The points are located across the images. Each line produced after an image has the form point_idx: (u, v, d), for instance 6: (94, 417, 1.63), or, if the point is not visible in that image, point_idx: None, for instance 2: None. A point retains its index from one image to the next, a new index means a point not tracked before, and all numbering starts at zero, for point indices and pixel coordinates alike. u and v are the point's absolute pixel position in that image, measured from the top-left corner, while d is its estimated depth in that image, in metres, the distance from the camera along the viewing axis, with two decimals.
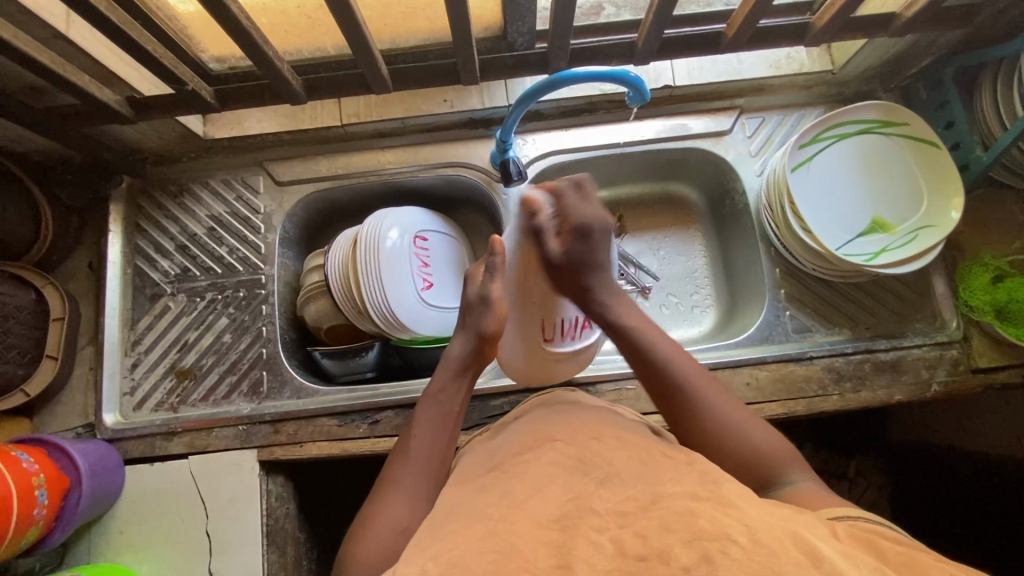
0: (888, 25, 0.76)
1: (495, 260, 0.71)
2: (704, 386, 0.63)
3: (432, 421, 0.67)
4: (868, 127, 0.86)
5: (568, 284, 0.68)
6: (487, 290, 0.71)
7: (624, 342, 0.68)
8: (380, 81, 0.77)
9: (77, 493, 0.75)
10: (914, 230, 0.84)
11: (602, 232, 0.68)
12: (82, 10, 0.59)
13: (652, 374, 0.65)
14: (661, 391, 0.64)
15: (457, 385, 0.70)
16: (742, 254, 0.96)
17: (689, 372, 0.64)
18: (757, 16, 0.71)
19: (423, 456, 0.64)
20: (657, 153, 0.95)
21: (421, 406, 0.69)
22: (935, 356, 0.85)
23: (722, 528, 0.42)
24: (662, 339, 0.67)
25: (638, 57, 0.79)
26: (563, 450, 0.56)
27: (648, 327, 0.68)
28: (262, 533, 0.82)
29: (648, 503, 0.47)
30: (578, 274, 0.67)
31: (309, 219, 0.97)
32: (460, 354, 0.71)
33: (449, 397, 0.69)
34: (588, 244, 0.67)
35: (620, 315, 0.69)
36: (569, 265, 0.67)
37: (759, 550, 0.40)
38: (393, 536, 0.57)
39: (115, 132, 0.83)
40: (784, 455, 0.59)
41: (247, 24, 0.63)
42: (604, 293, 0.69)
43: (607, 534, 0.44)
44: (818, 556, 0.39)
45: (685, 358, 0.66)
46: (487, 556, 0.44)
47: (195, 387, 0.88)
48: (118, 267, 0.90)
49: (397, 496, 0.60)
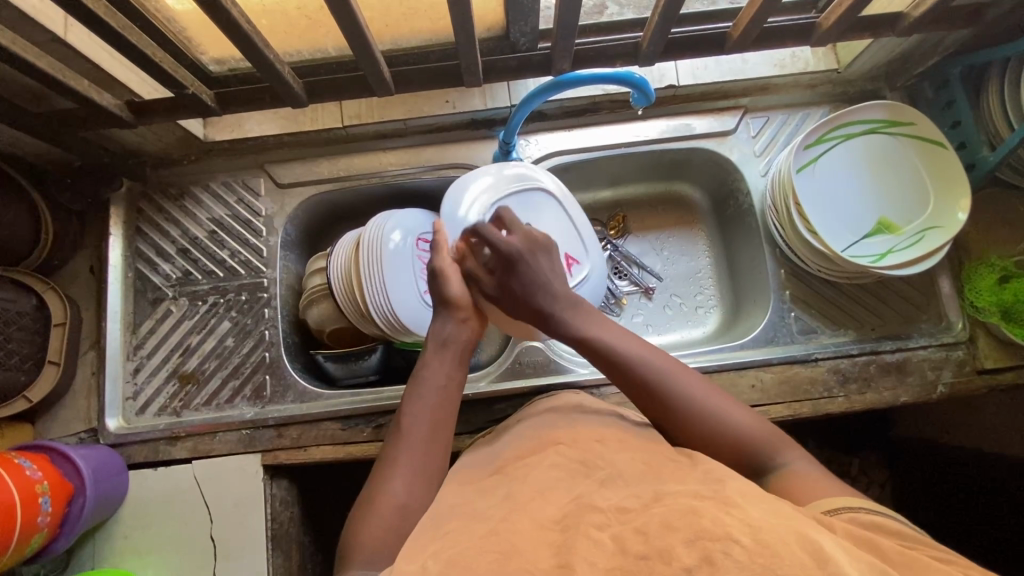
0: (896, 24, 0.75)
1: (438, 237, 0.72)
2: (681, 380, 0.61)
3: (423, 395, 0.63)
4: (874, 127, 0.86)
5: (519, 307, 0.70)
6: (434, 263, 0.71)
7: (591, 348, 0.65)
8: (383, 85, 0.77)
9: (81, 498, 0.75)
10: (921, 231, 0.84)
11: (529, 253, 0.70)
12: (83, 17, 0.59)
13: (627, 377, 0.62)
14: (637, 393, 0.62)
15: (441, 357, 0.67)
16: (746, 255, 0.96)
17: (662, 368, 0.62)
18: (763, 17, 0.70)
19: (417, 432, 0.61)
20: (662, 153, 0.94)
21: (410, 384, 0.65)
22: (941, 357, 0.84)
23: (725, 527, 0.40)
24: (629, 340, 0.65)
25: (641, 59, 0.78)
26: (565, 453, 0.56)
27: (617, 330, 0.67)
28: (267, 537, 0.82)
29: (648, 501, 0.46)
30: (527, 297, 0.69)
31: (310, 221, 0.96)
32: (441, 329, 0.68)
33: (435, 370, 0.65)
34: (515, 271, 0.69)
35: (580, 326, 0.67)
36: (506, 290, 0.70)
37: (762, 551, 0.38)
38: (392, 517, 0.55)
39: (115, 135, 0.82)
40: (769, 439, 0.58)
41: (248, 29, 0.62)
42: (560, 304, 0.68)
43: (608, 532, 0.43)
44: (824, 558, 0.37)
45: (658, 353, 0.64)
46: (489, 555, 0.43)
47: (197, 392, 0.88)
48: (119, 271, 0.90)
49: (397, 473, 0.58)
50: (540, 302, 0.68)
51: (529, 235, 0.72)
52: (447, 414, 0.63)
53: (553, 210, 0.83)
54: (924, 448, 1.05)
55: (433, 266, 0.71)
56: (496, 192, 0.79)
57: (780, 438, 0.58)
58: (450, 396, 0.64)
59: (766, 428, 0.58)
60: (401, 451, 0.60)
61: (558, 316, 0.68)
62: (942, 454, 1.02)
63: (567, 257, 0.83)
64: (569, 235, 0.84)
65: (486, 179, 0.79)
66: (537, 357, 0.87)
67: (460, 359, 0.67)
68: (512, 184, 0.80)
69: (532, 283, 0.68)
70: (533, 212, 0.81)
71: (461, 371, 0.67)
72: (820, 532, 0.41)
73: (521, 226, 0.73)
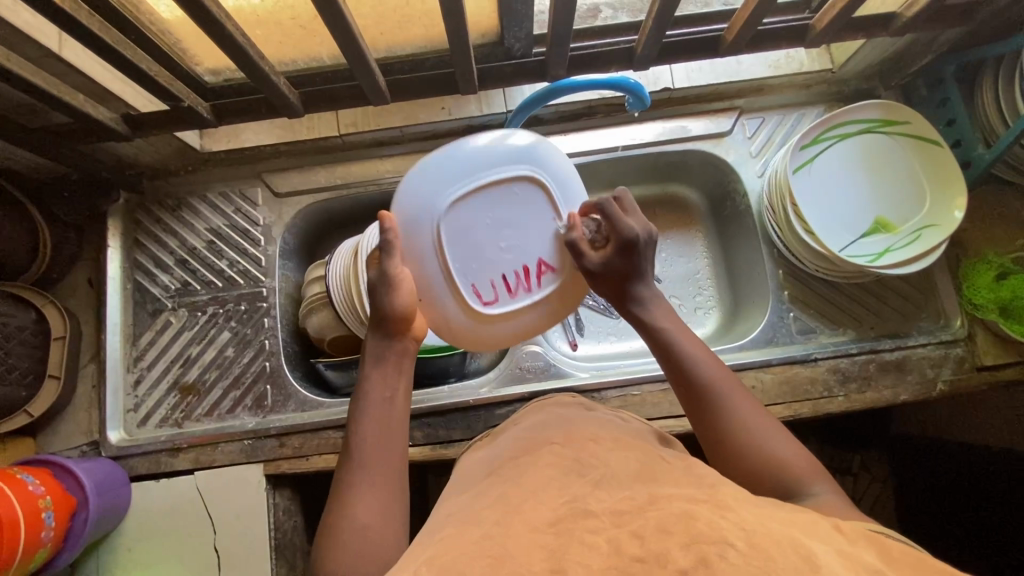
0: (889, 24, 0.75)
1: (389, 237, 0.62)
2: (730, 393, 0.60)
3: (368, 413, 0.62)
4: (868, 127, 0.86)
5: (615, 286, 0.66)
6: (389, 267, 0.62)
7: (657, 342, 0.65)
8: (378, 94, 0.77)
9: (84, 513, 0.75)
10: (917, 230, 0.84)
11: (646, 243, 0.66)
12: (74, 32, 0.59)
13: (678, 375, 0.62)
14: (686, 393, 0.62)
15: (381, 372, 0.64)
16: (744, 255, 0.96)
17: (714, 376, 0.61)
18: (757, 19, 0.70)
19: (368, 449, 0.60)
20: (659, 156, 0.95)
21: (354, 402, 0.63)
22: (940, 355, 0.85)
23: (720, 531, 0.39)
24: (695, 342, 0.64)
25: (636, 63, 0.79)
26: (561, 453, 0.55)
27: (688, 335, 0.65)
28: (270, 547, 0.82)
29: (645, 504, 0.44)
30: (624, 279, 0.65)
31: (310, 229, 0.97)
32: (376, 342, 0.65)
33: (377, 386, 0.63)
34: (630, 255, 0.65)
35: (657, 315, 0.66)
36: (611, 270, 0.64)
37: (757, 554, 0.37)
38: (361, 536, 0.53)
39: (112, 149, 0.82)
40: (807, 468, 0.55)
41: (241, 41, 0.62)
42: (650, 295, 0.67)
43: (603, 536, 0.42)
44: (816, 561, 0.36)
45: (719, 365, 0.62)
46: (482, 560, 0.41)
47: (198, 403, 0.88)
48: (118, 283, 0.90)
49: (359, 494, 0.57)
50: (635, 287, 0.66)
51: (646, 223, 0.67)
52: (396, 427, 0.62)
53: (532, 199, 0.64)
54: (924, 443, 1.05)
55: (384, 271, 0.63)
56: (462, 182, 0.62)
57: (814, 470, 0.55)
58: (397, 407, 0.63)
59: (802, 457, 0.56)
60: (358, 469, 0.58)
61: (644, 302, 0.66)
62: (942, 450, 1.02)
63: (537, 264, 0.65)
64: (553, 239, 0.65)
65: (462, 154, 0.62)
66: (537, 362, 0.88)
67: (399, 367, 0.65)
68: (491, 167, 0.63)
69: (639, 272, 0.66)
70: (510, 202, 0.63)
71: (403, 383, 0.65)
72: (817, 538, 0.40)
73: (639, 212, 0.67)
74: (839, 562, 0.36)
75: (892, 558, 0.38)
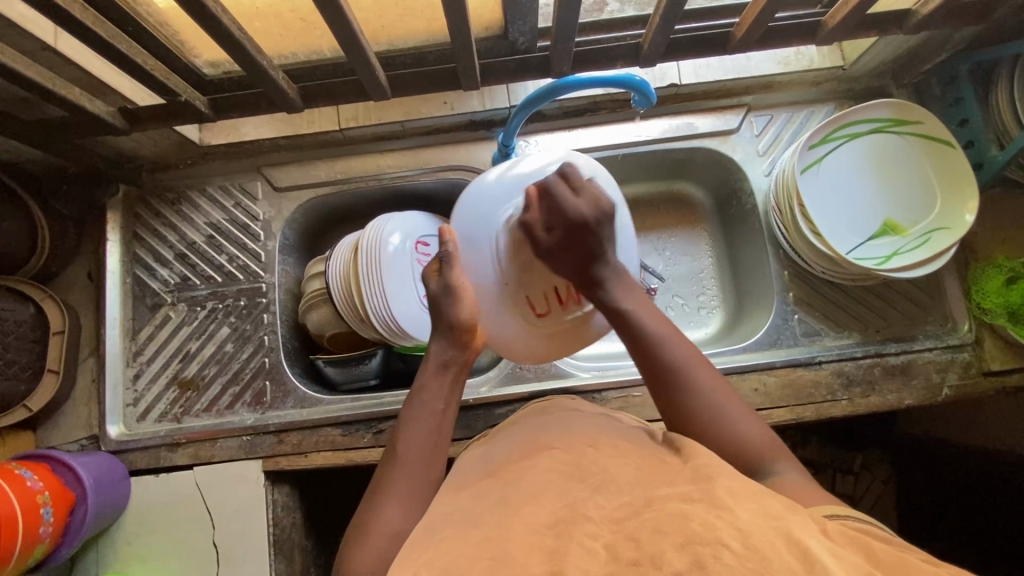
0: (903, 21, 0.73)
1: (447, 249, 0.67)
2: (692, 368, 0.59)
3: (420, 420, 0.62)
4: (880, 126, 0.84)
5: (569, 270, 0.64)
6: (448, 278, 0.66)
7: (624, 317, 0.62)
8: (378, 89, 0.76)
9: (83, 508, 0.75)
10: (927, 232, 0.82)
11: (598, 221, 0.63)
12: (68, 26, 0.57)
13: (641, 351, 0.61)
14: (649, 370, 0.60)
15: (440, 381, 0.65)
16: (748, 255, 0.95)
17: (676, 351, 0.60)
18: (768, 16, 0.68)
19: (414, 456, 0.59)
20: (666, 153, 0.93)
21: (408, 404, 0.64)
22: (946, 360, 0.83)
23: (715, 531, 0.38)
24: (659, 318, 0.63)
25: (643, 60, 0.77)
26: (560, 457, 0.54)
27: (651, 310, 0.63)
28: (269, 542, 0.82)
29: (641, 507, 0.44)
30: (586, 259, 0.63)
31: (310, 223, 0.96)
32: (441, 349, 0.66)
33: (434, 394, 0.64)
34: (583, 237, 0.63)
35: (620, 295, 0.63)
36: (564, 255, 0.63)
37: (752, 556, 0.36)
38: (387, 542, 0.53)
39: (110, 142, 0.81)
40: (770, 448, 0.56)
41: (240, 35, 0.61)
42: (611, 275, 0.64)
43: (601, 541, 0.41)
44: (812, 561, 0.36)
45: (684, 342, 0.61)
46: (481, 563, 0.41)
47: (197, 398, 0.88)
48: (117, 277, 0.89)
49: (391, 500, 0.56)
50: (595, 270, 0.63)
51: (597, 199, 0.64)
52: (443, 441, 0.62)
53: None
54: (927, 446, 1.04)
55: (446, 282, 0.66)
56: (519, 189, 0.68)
57: (775, 448, 0.56)
58: (447, 421, 0.63)
59: (765, 437, 0.57)
60: (399, 475, 0.58)
61: (606, 283, 0.63)
62: (944, 453, 1.01)
63: None
64: None
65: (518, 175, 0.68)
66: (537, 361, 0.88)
67: (457, 382, 0.66)
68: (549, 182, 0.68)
69: (592, 253, 0.63)
70: None
71: (457, 398, 0.66)
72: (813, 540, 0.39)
73: (591, 188, 0.64)
74: (837, 567, 0.36)
75: (889, 562, 0.37)
